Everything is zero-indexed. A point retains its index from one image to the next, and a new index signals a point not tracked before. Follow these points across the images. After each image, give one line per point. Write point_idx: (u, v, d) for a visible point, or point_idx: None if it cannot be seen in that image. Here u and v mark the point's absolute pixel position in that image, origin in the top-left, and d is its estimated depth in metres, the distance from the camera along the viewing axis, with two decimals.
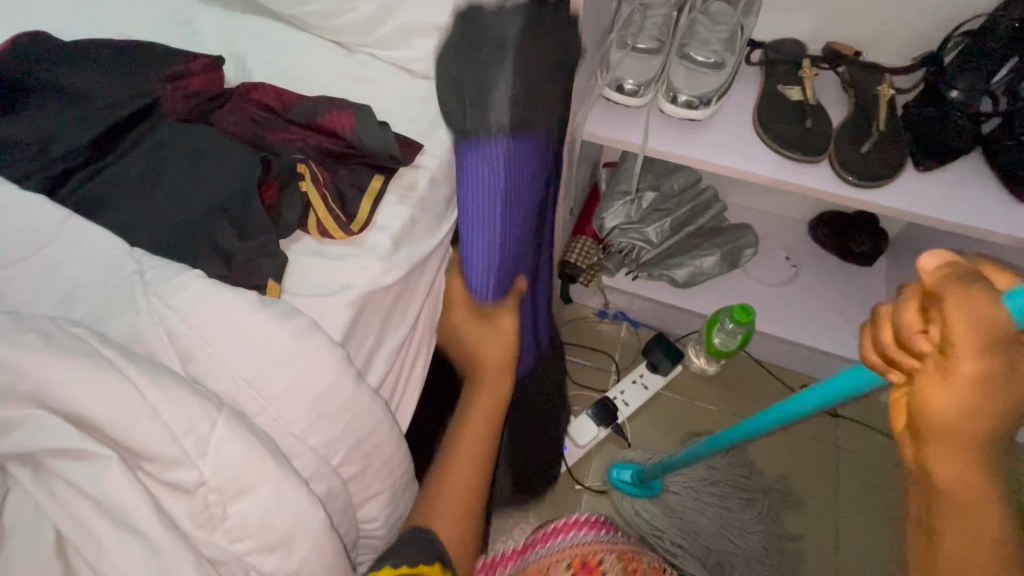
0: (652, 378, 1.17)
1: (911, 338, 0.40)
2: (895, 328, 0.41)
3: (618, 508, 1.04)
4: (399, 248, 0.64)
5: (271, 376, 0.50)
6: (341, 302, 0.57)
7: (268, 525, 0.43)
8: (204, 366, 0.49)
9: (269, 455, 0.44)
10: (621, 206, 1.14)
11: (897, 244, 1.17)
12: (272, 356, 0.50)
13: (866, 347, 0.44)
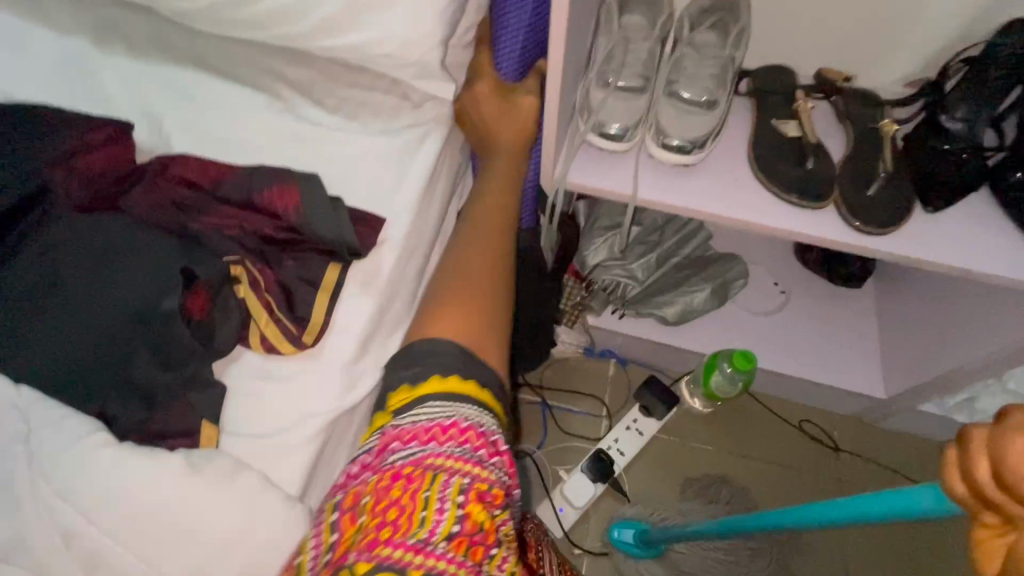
0: (647, 423, 1.09)
1: (1018, 486, 0.25)
2: (996, 464, 0.26)
3: (621, 569, 0.98)
4: (366, 353, 0.53)
5: (211, 566, 0.41)
6: (298, 440, 0.47)
7: None
8: (120, 567, 0.40)
9: None
10: (603, 242, 1.06)
11: (887, 264, 1.13)
12: (210, 541, 0.41)
13: (947, 470, 0.30)
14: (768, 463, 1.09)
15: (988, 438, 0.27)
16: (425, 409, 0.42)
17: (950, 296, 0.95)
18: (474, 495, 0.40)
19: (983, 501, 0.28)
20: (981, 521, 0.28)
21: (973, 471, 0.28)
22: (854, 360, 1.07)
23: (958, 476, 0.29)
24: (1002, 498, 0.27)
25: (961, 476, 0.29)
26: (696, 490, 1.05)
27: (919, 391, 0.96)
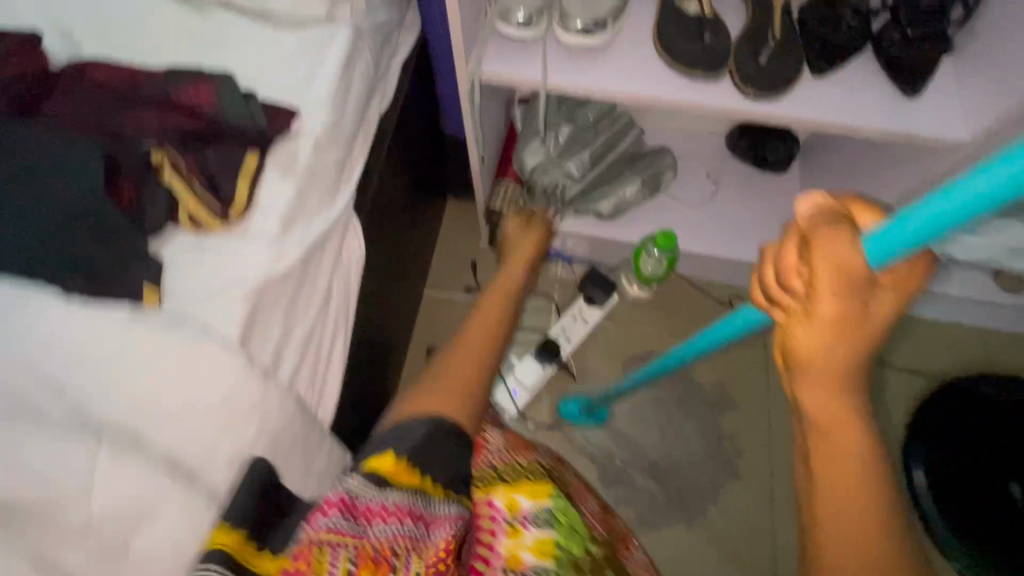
0: (592, 312, 1.18)
1: (786, 276, 0.39)
2: (776, 269, 0.40)
3: (570, 438, 1.10)
4: (291, 227, 0.59)
5: (161, 394, 0.47)
6: (233, 299, 0.53)
7: (182, 541, 0.44)
8: (82, 392, 0.46)
9: (167, 476, 0.44)
10: (538, 143, 1.10)
11: (810, 149, 1.20)
12: (155, 377, 0.47)
13: (755, 282, 0.44)
14: None
15: (772, 255, 0.41)
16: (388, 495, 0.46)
17: (853, 169, 1.03)
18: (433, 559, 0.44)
19: (770, 298, 0.42)
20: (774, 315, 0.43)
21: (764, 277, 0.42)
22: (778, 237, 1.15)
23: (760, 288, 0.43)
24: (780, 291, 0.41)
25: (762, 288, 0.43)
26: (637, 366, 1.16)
27: None
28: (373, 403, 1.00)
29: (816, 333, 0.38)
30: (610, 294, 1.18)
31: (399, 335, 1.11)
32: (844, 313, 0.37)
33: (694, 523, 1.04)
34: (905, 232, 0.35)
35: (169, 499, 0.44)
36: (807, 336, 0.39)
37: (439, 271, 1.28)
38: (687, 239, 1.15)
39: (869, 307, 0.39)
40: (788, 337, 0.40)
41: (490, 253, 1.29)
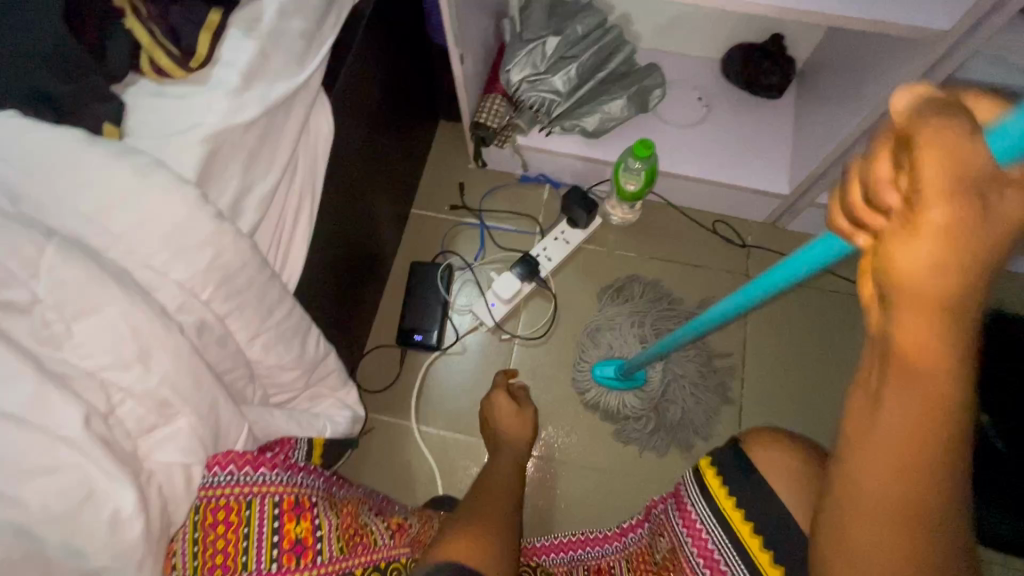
0: (573, 234, 1.19)
1: (881, 194, 0.31)
2: (862, 187, 0.32)
3: (551, 351, 1.15)
4: (252, 84, 0.60)
5: (112, 212, 0.51)
6: (191, 140, 0.55)
7: (120, 344, 0.48)
8: (37, 204, 0.51)
9: (109, 279, 0.48)
10: (524, 57, 1.10)
11: (806, 73, 1.17)
12: (109, 194, 0.51)
13: (834, 211, 0.36)
14: (682, 266, 1.21)
15: (861, 165, 0.33)
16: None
17: (843, 86, 1.01)
18: (290, 521, 0.56)
19: (854, 226, 0.34)
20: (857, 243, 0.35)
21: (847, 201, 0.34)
22: (767, 161, 1.13)
23: (841, 209, 0.35)
24: (870, 212, 0.33)
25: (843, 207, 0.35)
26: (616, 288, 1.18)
27: (816, 175, 1.04)
28: (354, 305, 1.03)
29: (933, 254, 0.30)
30: (592, 215, 1.18)
31: (383, 246, 1.13)
32: (960, 240, 0.30)
33: (659, 433, 1.08)
34: (1003, 130, 0.28)
35: (113, 299, 0.48)
36: (918, 262, 0.31)
37: (428, 191, 1.28)
38: (673, 161, 1.14)
39: (991, 215, 0.30)
40: (885, 265, 0.32)
41: (479, 175, 1.30)
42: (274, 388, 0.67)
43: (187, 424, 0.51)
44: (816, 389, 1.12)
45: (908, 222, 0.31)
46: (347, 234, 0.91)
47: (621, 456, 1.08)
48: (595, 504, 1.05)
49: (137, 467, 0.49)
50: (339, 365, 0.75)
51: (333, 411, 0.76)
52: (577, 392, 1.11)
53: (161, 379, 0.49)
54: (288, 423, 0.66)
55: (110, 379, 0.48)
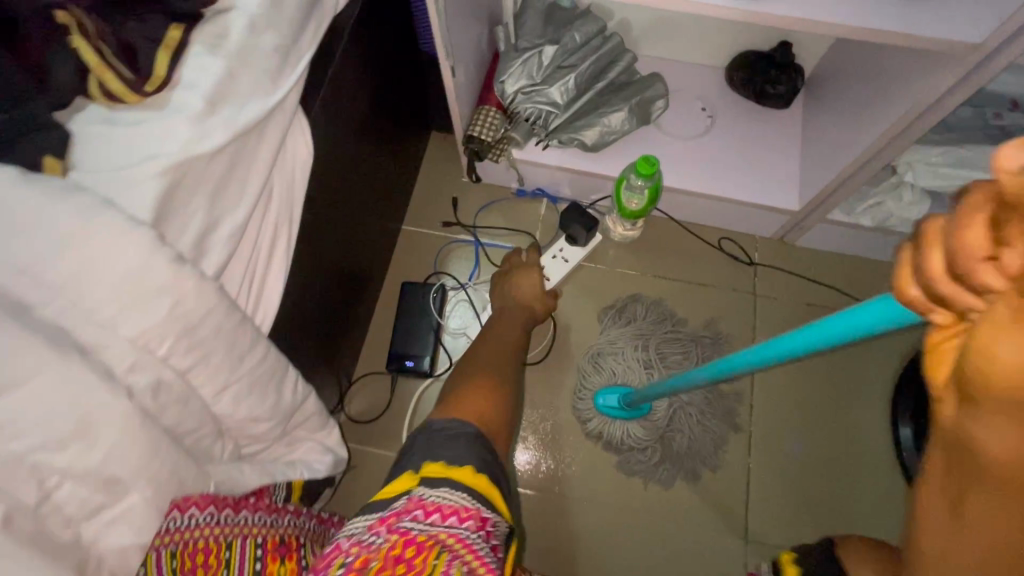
0: (572, 252, 1.14)
1: (969, 268, 0.23)
2: (951, 260, 0.24)
3: (552, 377, 1.09)
4: (218, 109, 0.54)
5: (50, 262, 0.45)
6: (145, 175, 0.49)
7: (56, 415, 0.42)
8: None
9: (44, 341, 0.43)
10: (520, 66, 1.03)
11: (814, 82, 1.12)
12: (46, 241, 0.45)
13: (900, 275, 0.28)
14: (685, 284, 1.15)
15: (946, 224, 0.25)
16: (445, 492, 0.53)
17: (856, 96, 0.95)
18: (275, 559, 0.54)
19: (933, 300, 0.27)
20: (933, 318, 0.28)
21: (926, 268, 0.26)
22: (775, 175, 1.08)
23: (911, 275, 0.27)
24: (955, 287, 0.25)
25: (914, 273, 0.27)
26: (620, 308, 1.13)
27: (828, 191, 0.99)
28: (340, 331, 0.97)
29: None
30: (592, 232, 1.12)
31: (371, 267, 1.07)
32: None
33: (665, 462, 1.02)
34: None
35: (49, 364, 0.42)
36: None
37: (419, 206, 1.22)
38: (676, 175, 1.09)
39: None
40: (981, 364, 0.25)
41: (472, 188, 1.24)
42: (246, 440, 0.60)
43: (140, 499, 0.46)
44: (827, 414, 1.06)
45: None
46: (331, 259, 0.85)
47: (624, 488, 1.02)
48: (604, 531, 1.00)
49: (82, 554, 0.43)
50: (320, 407, 0.69)
51: (314, 457, 0.70)
52: (578, 421, 1.06)
53: (105, 457, 0.44)
54: (264, 479, 0.60)
55: (42, 460, 0.42)
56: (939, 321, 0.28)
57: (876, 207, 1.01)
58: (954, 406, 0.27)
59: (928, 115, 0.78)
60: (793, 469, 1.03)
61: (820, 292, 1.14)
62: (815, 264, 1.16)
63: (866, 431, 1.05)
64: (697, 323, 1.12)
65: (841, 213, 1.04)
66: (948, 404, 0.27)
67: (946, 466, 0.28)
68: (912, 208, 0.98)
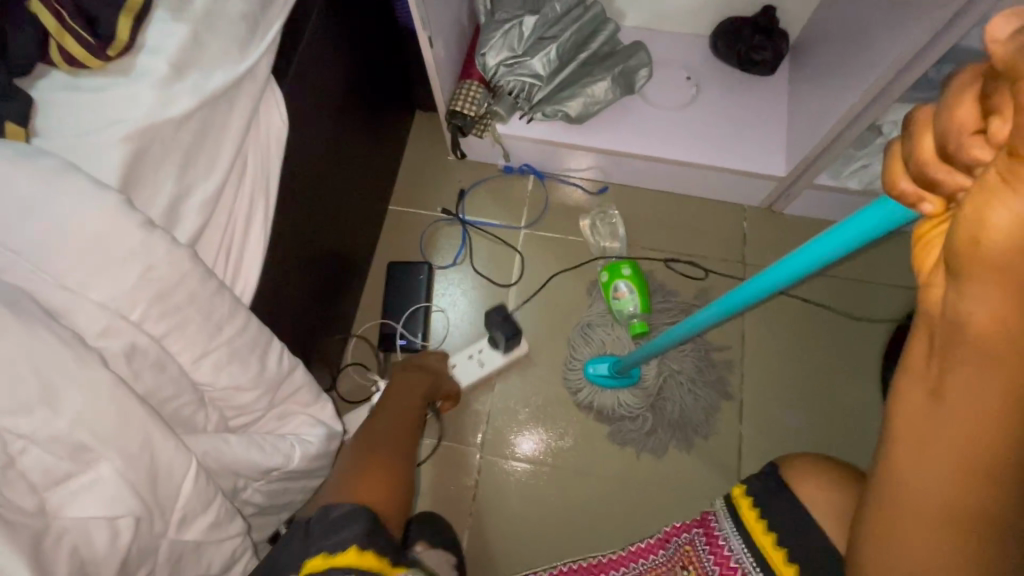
0: (490, 355, 1.05)
1: (963, 143, 0.30)
2: (937, 139, 0.32)
3: (547, 346, 1.09)
4: (184, 75, 0.53)
5: (14, 225, 0.45)
6: (109, 140, 0.48)
7: (20, 379, 0.42)
8: None
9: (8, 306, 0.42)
10: (500, 39, 1.03)
11: (800, 47, 1.11)
12: (12, 204, 0.45)
13: (893, 168, 0.35)
14: (674, 255, 1.15)
15: (934, 116, 0.32)
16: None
17: (840, 58, 0.94)
18: None
19: (920, 185, 0.34)
20: (922, 207, 0.34)
21: (920, 153, 0.33)
22: (761, 142, 1.07)
23: (904, 167, 0.35)
24: (946, 166, 0.32)
25: (907, 166, 0.34)
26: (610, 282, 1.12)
27: (814, 155, 0.98)
28: (328, 311, 0.97)
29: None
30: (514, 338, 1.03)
31: (358, 247, 1.07)
32: None
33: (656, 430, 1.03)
34: None
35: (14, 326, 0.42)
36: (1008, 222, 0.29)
37: (405, 187, 1.22)
38: (663, 145, 1.08)
39: None
40: (968, 229, 0.30)
41: (459, 167, 1.23)
42: (232, 411, 0.60)
43: (110, 469, 0.45)
44: (818, 380, 1.06)
45: (1007, 172, 0.28)
46: (314, 237, 0.85)
47: (616, 458, 1.03)
48: (523, 532, 0.99)
49: (43, 526, 0.41)
50: (310, 380, 0.68)
51: (305, 429, 0.68)
52: (569, 393, 1.06)
53: (74, 422, 0.43)
54: (249, 450, 0.59)
55: (8, 426, 0.42)
56: (928, 210, 0.34)
57: (863, 170, 1.01)
58: (941, 277, 0.34)
59: (913, 67, 0.77)
60: (783, 433, 1.03)
61: None
62: (804, 231, 1.15)
63: (857, 394, 1.05)
64: (688, 295, 1.12)
65: (828, 177, 1.04)
66: (940, 275, 0.34)
67: (931, 332, 0.35)
68: None
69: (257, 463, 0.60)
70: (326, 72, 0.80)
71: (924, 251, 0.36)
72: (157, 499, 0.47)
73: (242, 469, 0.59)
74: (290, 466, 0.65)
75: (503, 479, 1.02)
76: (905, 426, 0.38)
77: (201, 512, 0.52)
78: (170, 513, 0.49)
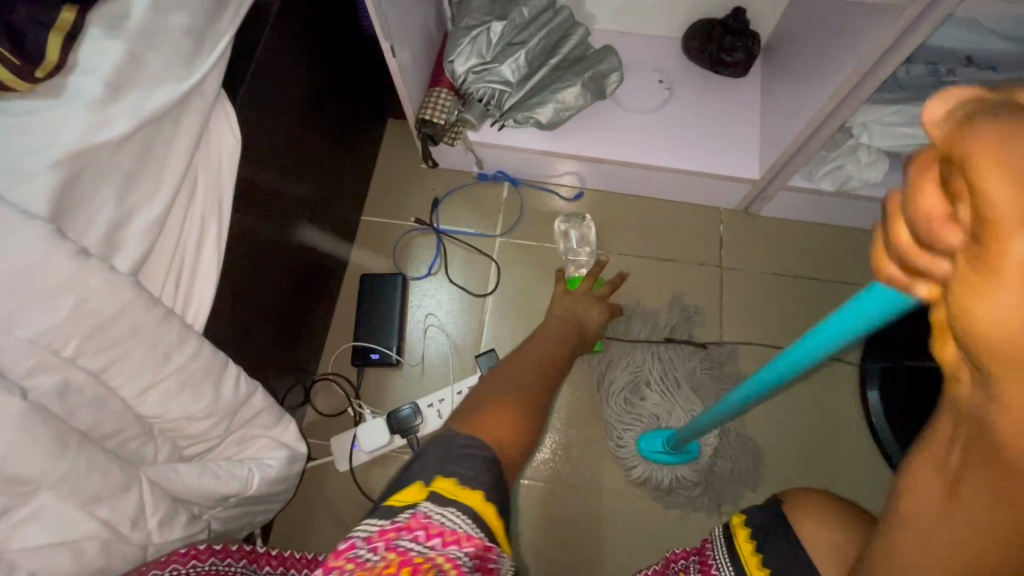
0: None
1: (933, 231, 0.23)
2: (908, 223, 0.24)
3: (582, 373, 1.04)
4: (121, 95, 0.51)
5: None
6: (38, 166, 0.46)
7: None
8: None
9: None
10: (467, 45, 1.01)
11: (771, 48, 1.10)
12: None
13: (879, 255, 0.27)
14: (651, 261, 1.14)
15: (904, 197, 0.24)
16: (454, 514, 0.44)
17: (810, 59, 0.94)
18: None
19: (908, 274, 0.25)
20: (920, 297, 0.25)
21: (895, 240, 0.25)
22: (735, 145, 1.06)
23: (888, 255, 0.26)
24: (930, 254, 0.24)
25: (889, 253, 0.26)
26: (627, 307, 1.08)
27: (787, 156, 0.97)
28: (298, 328, 0.95)
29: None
30: None
31: (329, 260, 1.04)
32: None
33: (638, 458, 0.96)
34: None
35: None
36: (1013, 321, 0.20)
37: (378, 197, 1.19)
38: (637, 149, 1.07)
39: None
40: (960, 324, 0.22)
41: (433, 175, 1.21)
42: (185, 440, 0.58)
43: (53, 496, 0.42)
44: (800, 398, 1.03)
45: (976, 258, 0.21)
46: (278, 253, 0.82)
47: (611, 472, 0.99)
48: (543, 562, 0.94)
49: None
50: (270, 403, 0.66)
51: (266, 452, 0.67)
52: (598, 412, 1.02)
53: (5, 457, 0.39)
54: (201, 477, 0.57)
55: None
56: (925, 298, 0.26)
57: (836, 171, 0.99)
58: (962, 379, 0.24)
59: (881, 66, 0.76)
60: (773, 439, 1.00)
61: (789, 261, 1.13)
62: (782, 233, 1.15)
63: (842, 409, 1.02)
64: (659, 332, 1.06)
65: (802, 178, 1.03)
66: (962, 377, 0.24)
67: (958, 430, 0.26)
68: (870, 170, 0.96)
69: (210, 490, 0.58)
70: (285, 85, 0.78)
71: (951, 348, 0.26)
72: (117, 519, 0.46)
73: (196, 500, 0.57)
74: (248, 492, 0.63)
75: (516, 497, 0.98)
76: (916, 520, 0.29)
77: (175, 515, 0.51)
78: (147, 518, 0.48)
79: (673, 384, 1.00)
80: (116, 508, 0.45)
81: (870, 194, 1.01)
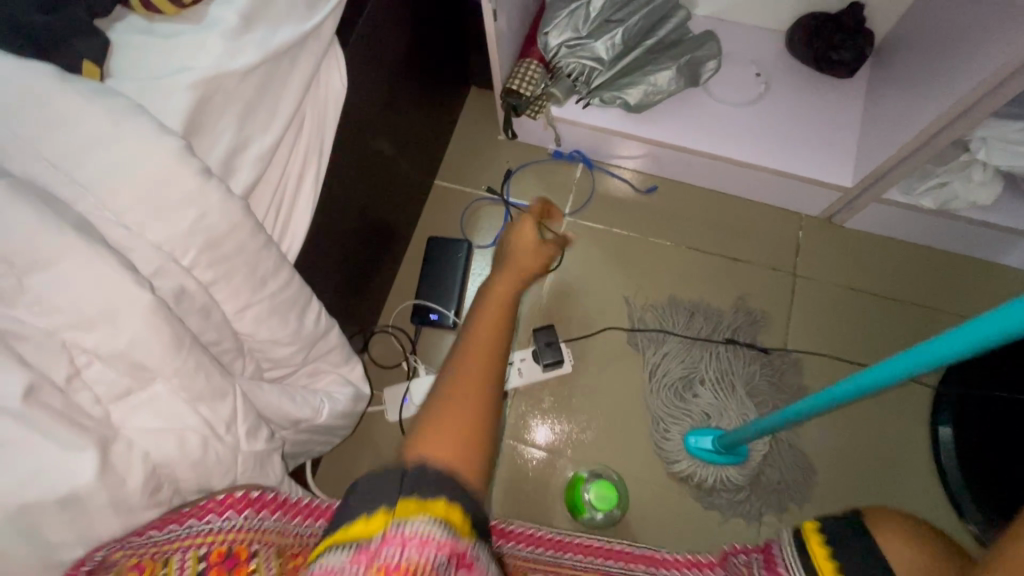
0: (531, 367, 1.03)
1: None
2: None
3: (637, 363, 1.03)
4: (252, 28, 0.54)
5: (80, 159, 0.45)
6: (177, 86, 0.49)
7: (80, 301, 0.42)
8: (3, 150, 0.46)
9: (70, 228, 0.43)
10: (565, 18, 1.00)
11: (885, 49, 1.04)
12: (79, 136, 0.45)
13: None
14: (720, 258, 1.10)
15: None
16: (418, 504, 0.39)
17: (931, 63, 0.88)
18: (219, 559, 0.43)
19: None
20: None
21: None
22: (830, 149, 1.01)
23: None
24: None
25: None
26: (683, 304, 1.06)
27: (889, 165, 0.91)
28: (366, 277, 0.98)
29: None
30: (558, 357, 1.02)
31: (401, 216, 1.07)
32: None
33: (684, 454, 0.95)
34: None
35: (77, 251, 0.42)
36: None
37: (453, 163, 1.21)
38: (723, 142, 1.03)
39: None
40: None
41: (509, 148, 1.21)
42: (269, 363, 0.62)
43: (167, 387, 0.46)
44: (861, 422, 0.98)
45: None
46: (360, 203, 0.85)
47: (650, 463, 0.98)
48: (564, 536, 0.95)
49: (109, 434, 0.43)
50: (343, 341, 0.69)
51: (334, 388, 0.70)
52: (643, 403, 1.01)
53: (130, 343, 0.44)
54: (280, 399, 0.60)
55: (73, 340, 0.43)
56: None
57: (939, 188, 0.93)
58: None
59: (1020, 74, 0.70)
60: (826, 462, 0.96)
61: (870, 278, 1.07)
62: (865, 249, 1.09)
63: (905, 438, 0.97)
64: (719, 333, 1.03)
65: (898, 193, 0.97)
66: None
67: None
68: (979, 192, 0.91)
69: (288, 412, 0.61)
70: (389, 39, 0.80)
71: None
72: (215, 417, 0.49)
73: (274, 417, 0.60)
74: (318, 420, 0.66)
75: (546, 473, 0.98)
76: None
77: (259, 429, 0.53)
78: (238, 425, 0.51)
79: (728, 387, 0.98)
80: (215, 409, 0.49)
81: (974, 216, 0.95)
